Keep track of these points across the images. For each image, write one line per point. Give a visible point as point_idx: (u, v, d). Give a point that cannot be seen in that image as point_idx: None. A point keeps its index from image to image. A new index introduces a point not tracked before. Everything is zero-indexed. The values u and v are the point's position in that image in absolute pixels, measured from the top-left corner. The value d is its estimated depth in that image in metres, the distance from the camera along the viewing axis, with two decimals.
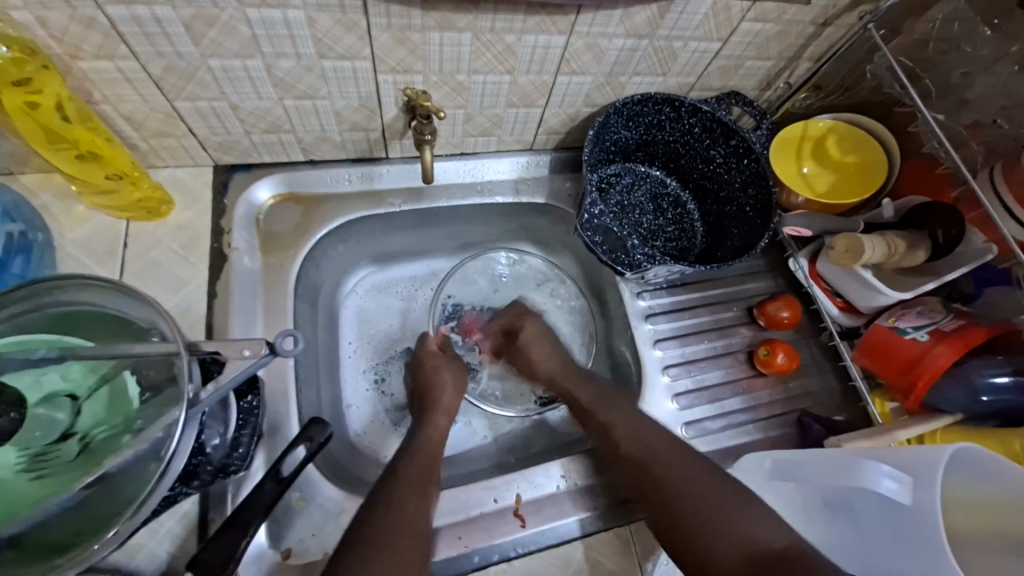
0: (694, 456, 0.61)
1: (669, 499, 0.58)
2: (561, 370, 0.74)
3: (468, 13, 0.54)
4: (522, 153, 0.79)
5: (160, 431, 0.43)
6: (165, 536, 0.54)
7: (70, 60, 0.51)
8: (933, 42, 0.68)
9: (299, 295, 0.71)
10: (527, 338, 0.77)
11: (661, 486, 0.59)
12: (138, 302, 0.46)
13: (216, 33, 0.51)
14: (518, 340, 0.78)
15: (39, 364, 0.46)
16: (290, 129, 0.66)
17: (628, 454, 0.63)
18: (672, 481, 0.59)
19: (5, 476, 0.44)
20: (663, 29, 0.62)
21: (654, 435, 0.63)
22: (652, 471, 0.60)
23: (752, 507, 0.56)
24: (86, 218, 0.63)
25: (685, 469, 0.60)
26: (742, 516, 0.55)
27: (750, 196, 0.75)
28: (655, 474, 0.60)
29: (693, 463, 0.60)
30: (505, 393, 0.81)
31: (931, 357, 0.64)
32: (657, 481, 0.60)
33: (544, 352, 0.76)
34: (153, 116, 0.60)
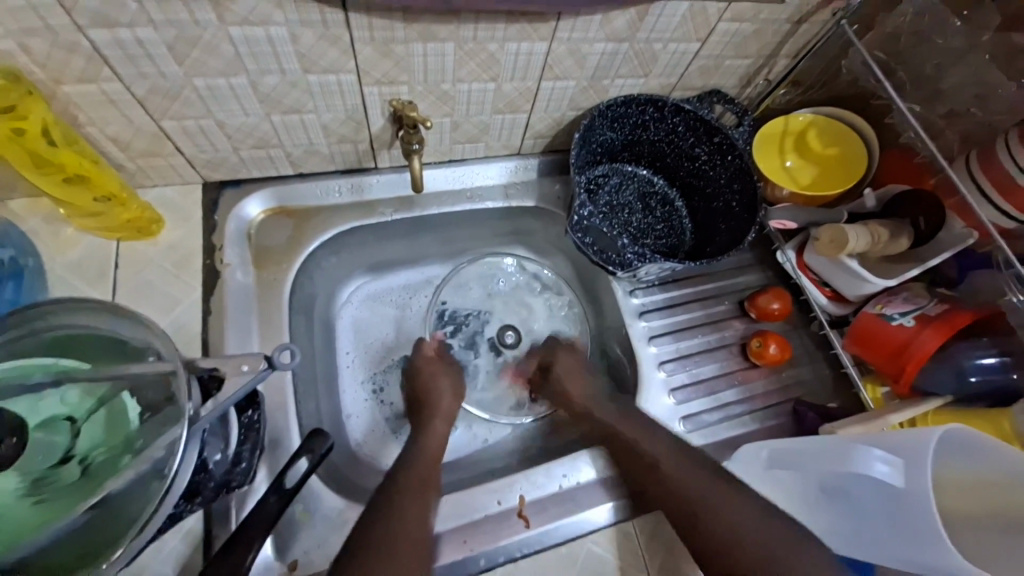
0: (735, 495, 0.60)
1: (714, 545, 0.58)
2: (592, 398, 0.75)
3: (451, 24, 0.55)
4: (510, 158, 0.80)
5: (161, 450, 0.43)
6: (169, 555, 0.54)
7: (54, 84, 0.51)
8: (905, 35, 0.70)
9: (294, 308, 0.71)
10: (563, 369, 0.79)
11: (699, 529, 0.59)
12: (134, 323, 0.47)
13: (199, 53, 0.52)
14: (554, 371, 0.79)
15: (36, 388, 0.47)
16: (278, 144, 0.66)
17: (663, 495, 0.62)
18: (707, 524, 0.59)
19: (6, 501, 0.44)
20: (642, 33, 0.63)
21: (691, 473, 0.62)
22: (691, 511, 0.60)
23: (805, 548, 0.55)
24: (75, 241, 0.63)
25: (725, 509, 0.59)
26: (791, 561, 0.55)
27: (735, 191, 0.76)
28: (693, 514, 0.60)
29: (732, 501, 0.60)
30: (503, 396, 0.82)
31: (917, 343, 0.65)
32: (692, 518, 0.60)
33: (577, 386, 0.77)
34: (140, 137, 0.60)
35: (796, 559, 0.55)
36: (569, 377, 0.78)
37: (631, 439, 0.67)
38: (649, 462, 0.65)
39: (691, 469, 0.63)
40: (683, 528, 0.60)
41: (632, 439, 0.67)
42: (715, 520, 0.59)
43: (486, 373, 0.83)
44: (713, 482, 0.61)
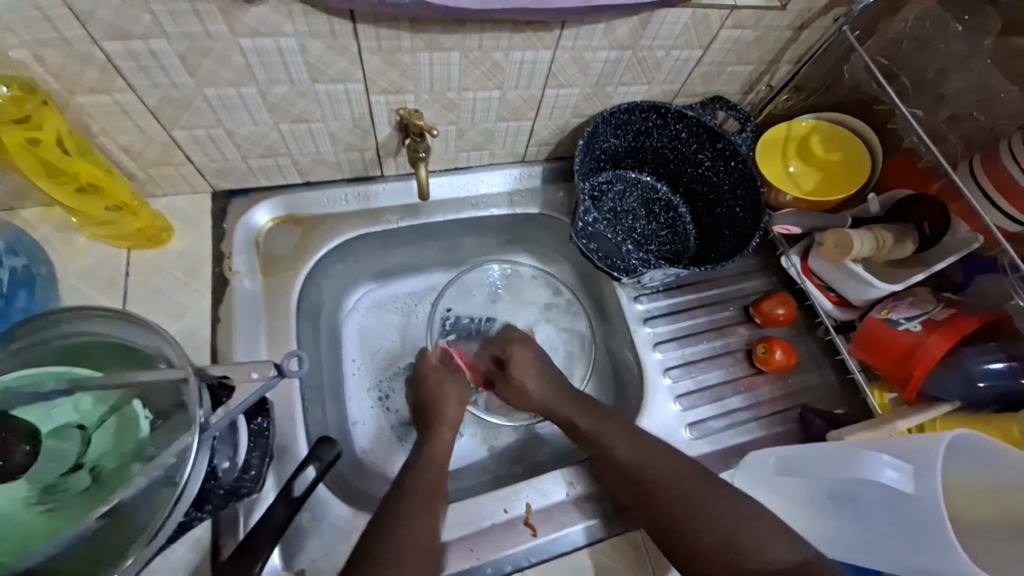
0: (699, 480, 0.60)
1: (679, 527, 0.58)
2: (547, 397, 0.72)
3: (457, 33, 0.56)
4: (514, 166, 0.80)
5: (172, 457, 0.44)
6: (177, 564, 0.54)
7: (68, 95, 0.52)
8: (906, 41, 0.71)
9: (301, 315, 0.71)
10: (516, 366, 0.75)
11: (666, 513, 0.59)
12: (143, 330, 0.47)
13: (210, 63, 0.53)
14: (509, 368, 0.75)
15: (49, 397, 0.47)
16: (286, 153, 0.67)
17: (630, 479, 0.62)
18: (673, 508, 0.59)
19: (17, 509, 0.44)
20: (645, 40, 0.64)
21: (657, 459, 0.62)
22: (657, 496, 0.60)
23: (769, 525, 0.56)
24: (86, 250, 0.64)
25: (688, 493, 0.59)
26: (759, 538, 0.55)
27: (739, 197, 0.76)
28: (660, 497, 0.60)
29: (699, 485, 0.60)
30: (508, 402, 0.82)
31: (924, 348, 0.65)
32: (660, 504, 0.60)
33: (536, 383, 0.73)
34: (151, 146, 0.61)
35: (757, 531, 0.56)
36: (523, 370, 0.74)
37: (595, 432, 0.67)
38: (613, 449, 0.64)
39: (651, 452, 0.63)
40: (650, 515, 0.60)
41: (594, 432, 0.67)
42: (682, 505, 0.59)
43: None
44: (680, 468, 0.61)
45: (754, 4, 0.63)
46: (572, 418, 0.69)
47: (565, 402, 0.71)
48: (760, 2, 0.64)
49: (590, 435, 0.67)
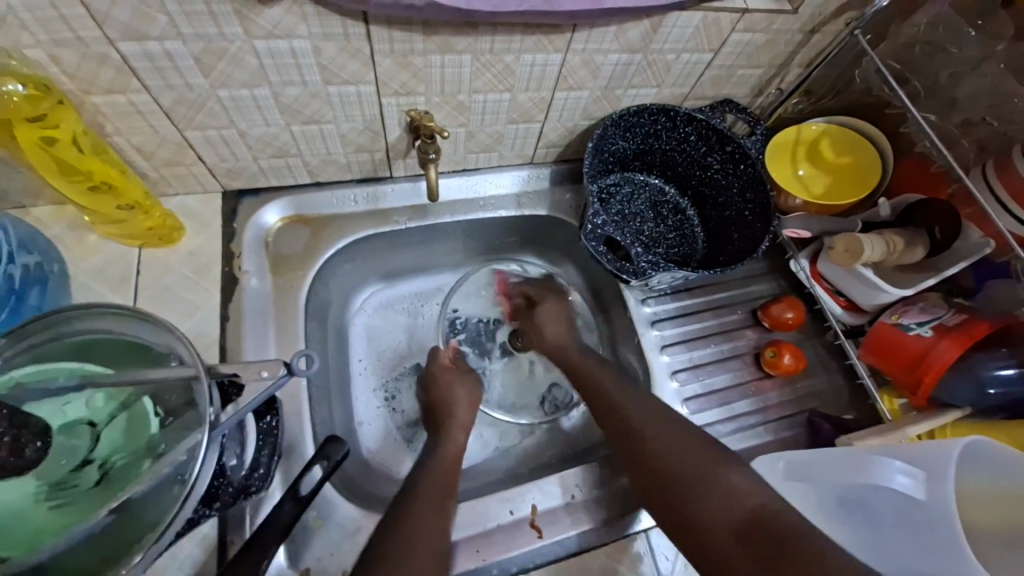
0: (681, 428, 0.62)
1: (656, 468, 0.60)
2: (565, 344, 0.77)
3: (468, 36, 0.56)
4: (523, 168, 0.81)
5: (182, 454, 0.44)
6: (185, 561, 0.54)
7: (83, 95, 0.53)
8: (918, 46, 0.70)
9: (310, 314, 0.71)
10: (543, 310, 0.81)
11: (648, 455, 0.61)
12: (154, 327, 0.47)
13: (225, 65, 0.53)
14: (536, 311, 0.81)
15: (60, 393, 0.47)
16: (297, 153, 0.67)
17: (618, 424, 0.65)
18: (653, 450, 0.61)
19: (25, 504, 0.44)
20: (656, 43, 0.64)
21: (642, 407, 0.65)
22: (640, 439, 0.62)
23: (739, 470, 0.57)
24: (98, 247, 0.65)
25: (669, 440, 0.61)
26: (730, 482, 0.55)
27: (748, 200, 0.76)
28: (642, 441, 0.62)
29: (680, 435, 0.61)
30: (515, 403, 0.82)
31: (936, 352, 0.64)
32: (640, 448, 0.62)
33: (557, 329, 0.79)
34: (164, 146, 0.61)
35: (729, 478, 0.56)
36: (549, 322, 0.79)
37: (591, 382, 0.71)
38: (607, 396, 0.68)
39: (639, 403, 0.65)
40: (632, 457, 0.62)
41: (591, 380, 0.71)
42: (663, 449, 0.60)
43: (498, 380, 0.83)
44: (665, 419, 0.63)
45: (765, 7, 0.63)
46: (576, 360, 0.74)
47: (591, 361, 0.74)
48: (771, 6, 0.64)
49: (587, 381, 0.71)
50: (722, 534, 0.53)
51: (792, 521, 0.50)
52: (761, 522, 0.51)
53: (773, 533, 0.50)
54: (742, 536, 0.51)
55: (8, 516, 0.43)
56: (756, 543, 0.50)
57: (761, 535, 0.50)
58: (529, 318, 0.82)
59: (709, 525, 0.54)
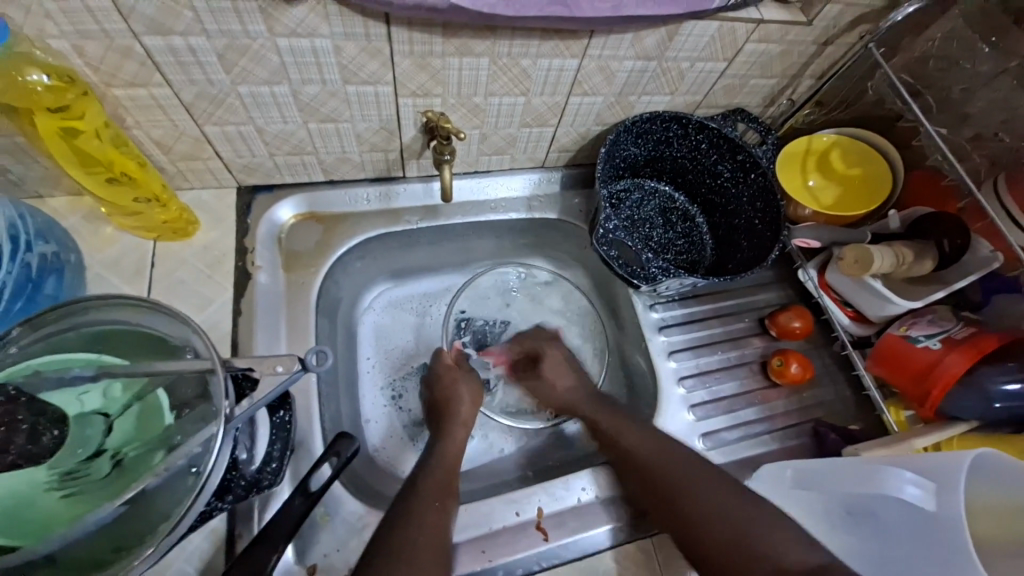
0: (713, 478, 0.61)
1: (694, 527, 0.58)
2: (580, 397, 0.75)
3: (487, 39, 0.57)
4: (534, 171, 0.81)
5: (198, 446, 0.44)
6: (192, 553, 0.54)
7: (106, 88, 0.53)
8: (932, 60, 0.71)
9: (320, 312, 0.72)
10: (550, 363, 0.78)
11: (681, 510, 0.60)
12: (170, 320, 0.48)
13: (247, 62, 0.54)
14: (542, 366, 0.78)
15: (75, 382, 0.47)
16: (312, 151, 0.68)
17: (648, 473, 0.63)
18: (687, 506, 0.59)
19: (35, 494, 0.44)
20: (671, 51, 0.65)
21: (671, 459, 0.63)
22: (671, 493, 0.61)
23: (785, 527, 0.55)
24: (113, 240, 0.65)
25: (700, 495, 0.59)
26: (776, 542, 0.54)
27: (758, 209, 0.77)
28: (674, 493, 0.61)
29: (715, 486, 0.60)
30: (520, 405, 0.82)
31: (944, 365, 0.65)
32: (674, 505, 0.60)
33: (568, 381, 0.76)
34: (182, 140, 0.62)
35: (773, 534, 0.55)
36: (557, 372, 0.77)
37: (614, 434, 0.68)
38: (631, 451, 0.66)
39: (668, 452, 0.64)
40: (666, 510, 0.61)
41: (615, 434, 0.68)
42: (700, 505, 0.59)
43: (505, 382, 0.83)
44: (694, 468, 0.62)
45: (780, 18, 0.64)
46: (595, 417, 0.72)
47: (603, 412, 0.72)
48: (785, 17, 0.64)
49: (611, 438, 0.68)
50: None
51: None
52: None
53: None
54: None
55: (18, 504, 0.43)
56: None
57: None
58: (531, 373, 0.80)
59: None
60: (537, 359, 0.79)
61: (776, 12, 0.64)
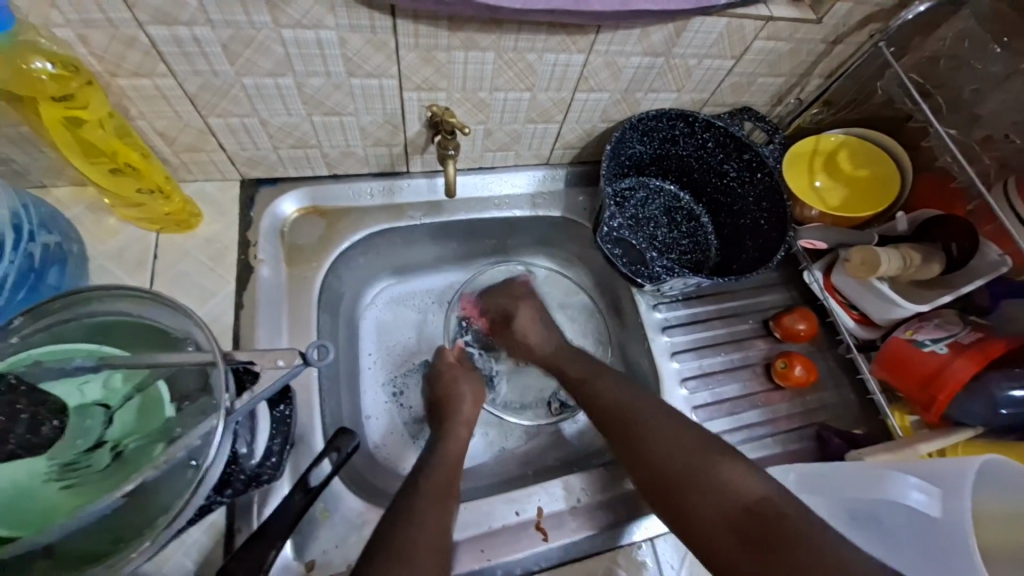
0: (676, 422, 0.62)
1: (654, 465, 0.60)
2: (554, 352, 0.75)
3: (493, 33, 0.56)
4: (538, 167, 0.81)
5: (197, 439, 0.44)
6: (192, 546, 0.54)
7: (110, 78, 0.53)
8: (943, 60, 0.70)
9: (322, 306, 0.72)
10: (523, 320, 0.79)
11: (642, 450, 0.61)
12: (171, 312, 0.48)
13: (251, 53, 0.53)
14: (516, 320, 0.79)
15: (75, 373, 0.47)
16: (316, 144, 0.67)
17: (615, 418, 0.65)
18: (647, 447, 0.61)
19: (34, 484, 0.44)
20: (679, 48, 0.64)
21: (639, 405, 0.65)
22: (636, 434, 0.63)
23: (741, 466, 0.57)
24: (116, 231, 0.65)
25: (661, 437, 0.61)
26: (730, 480, 0.56)
27: (764, 210, 0.76)
28: (638, 435, 0.62)
29: (677, 428, 0.62)
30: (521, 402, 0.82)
31: (950, 370, 0.64)
32: (636, 445, 0.62)
33: (540, 337, 0.77)
34: (186, 132, 0.61)
35: (728, 472, 0.56)
36: (529, 330, 0.78)
37: (587, 384, 0.70)
38: (600, 398, 0.67)
39: (636, 396, 0.66)
40: (629, 451, 0.63)
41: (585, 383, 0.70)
42: (661, 445, 0.61)
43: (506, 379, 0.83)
44: (661, 413, 0.63)
45: (789, 16, 0.63)
46: (567, 370, 0.73)
47: (575, 363, 0.73)
48: (795, 15, 0.64)
49: (583, 386, 0.70)
50: (716, 524, 0.55)
51: (792, 519, 0.52)
52: (764, 514, 0.53)
53: (767, 525, 0.52)
54: (737, 525, 0.53)
55: (18, 495, 0.43)
56: (750, 536, 0.52)
57: (758, 525, 0.52)
58: (505, 329, 0.80)
59: (705, 513, 0.55)
60: (511, 317, 0.80)
61: (786, 9, 0.64)
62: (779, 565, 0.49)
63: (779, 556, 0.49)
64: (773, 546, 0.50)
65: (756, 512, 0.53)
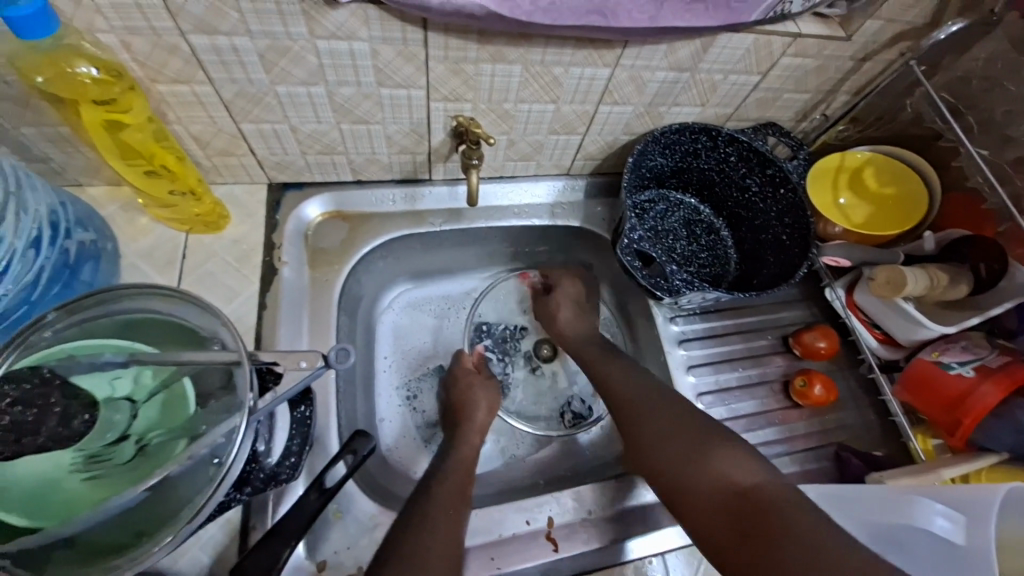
0: (676, 407, 0.64)
1: (653, 447, 0.61)
2: (574, 331, 0.79)
3: (521, 47, 0.57)
4: (559, 178, 0.81)
5: (220, 437, 0.45)
6: (208, 542, 0.55)
7: (150, 83, 0.55)
8: (975, 80, 0.69)
9: (342, 309, 0.73)
10: (558, 297, 0.82)
11: (643, 432, 0.63)
12: (200, 311, 0.50)
13: (286, 62, 0.55)
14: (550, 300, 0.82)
15: (105, 368, 0.48)
16: (343, 151, 0.69)
17: (619, 400, 0.67)
18: (647, 430, 0.63)
19: (61, 474, 0.45)
20: (705, 63, 0.64)
21: (641, 390, 0.67)
22: (638, 416, 0.64)
23: (737, 452, 0.58)
24: (147, 229, 0.67)
25: (662, 420, 0.63)
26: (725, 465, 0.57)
27: (786, 225, 0.75)
28: (640, 418, 0.64)
29: (678, 413, 0.63)
30: (534, 411, 0.82)
31: (978, 395, 0.63)
32: (637, 427, 0.64)
33: (569, 315, 0.80)
34: (219, 137, 0.63)
35: (724, 457, 0.57)
36: (562, 305, 0.81)
37: (598, 369, 0.73)
38: (608, 378, 0.70)
39: (641, 382, 0.68)
40: (630, 434, 0.64)
41: (597, 361, 0.74)
42: (661, 428, 0.62)
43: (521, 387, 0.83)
44: (664, 398, 0.65)
45: (817, 33, 0.63)
46: (581, 352, 0.76)
47: (589, 347, 0.76)
48: (823, 31, 0.63)
49: (594, 363, 0.74)
50: (708, 504, 0.56)
51: (783, 502, 0.52)
52: (757, 496, 0.53)
53: (759, 508, 0.52)
54: (731, 504, 0.54)
55: (46, 485, 0.45)
56: (741, 517, 0.53)
57: (750, 507, 0.53)
58: (542, 304, 0.84)
59: (699, 493, 0.56)
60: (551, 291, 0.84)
61: (814, 26, 0.64)
62: (768, 542, 0.50)
63: (769, 534, 0.50)
64: (760, 524, 0.51)
65: (750, 496, 0.54)
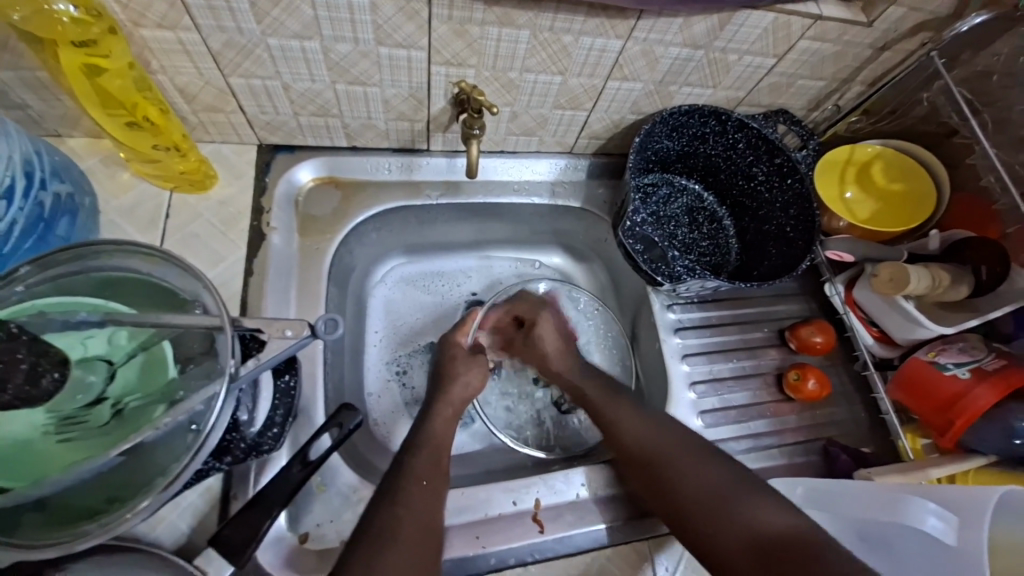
0: (697, 451, 0.61)
1: (672, 492, 0.59)
2: (567, 367, 0.73)
3: (531, 10, 0.54)
4: (561, 156, 0.79)
5: (200, 404, 0.43)
6: (187, 509, 0.54)
7: (133, 26, 0.51)
8: (996, 75, 0.67)
9: (332, 279, 0.70)
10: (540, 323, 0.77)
11: (664, 484, 0.60)
12: (181, 273, 0.47)
13: (279, 12, 0.52)
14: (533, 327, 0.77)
15: (80, 327, 0.46)
16: (337, 114, 0.66)
17: (629, 450, 0.63)
18: (667, 474, 0.60)
19: (33, 435, 0.43)
20: (720, 41, 0.62)
21: (650, 429, 0.63)
22: (655, 467, 0.61)
23: (760, 497, 0.56)
24: (130, 186, 0.64)
25: (678, 461, 0.60)
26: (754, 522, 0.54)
27: (791, 216, 0.73)
28: (659, 470, 0.60)
29: (694, 458, 0.60)
30: (517, 414, 0.79)
31: (972, 396, 0.62)
32: (653, 469, 0.61)
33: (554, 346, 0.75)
34: (207, 90, 0.60)
35: (747, 503, 0.56)
36: (546, 337, 0.76)
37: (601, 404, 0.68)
38: (617, 427, 0.65)
39: (651, 424, 0.64)
40: (651, 485, 0.61)
41: (598, 403, 0.68)
42: (679, 475, 0.59)
43: (506, 390, 0.80)
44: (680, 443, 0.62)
45: (839, 16, 0.61)
46: (581, 398, 0.70)
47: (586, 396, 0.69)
48: (845, 15, 0.61)
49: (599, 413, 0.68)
50: (738, 556, 0.54)
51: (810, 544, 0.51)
52: (790, 544, 0.52)
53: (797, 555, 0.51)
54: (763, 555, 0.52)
55: (19, 445, 0.43)
56: (771, 564, 0.51)
57: (779, 555, 0.51)
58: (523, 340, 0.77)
59: (727, 544, 0.55)
60: (530, 324, 0.77)
61: (836, 9, 0.61)
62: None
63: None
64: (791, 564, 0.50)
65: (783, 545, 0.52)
